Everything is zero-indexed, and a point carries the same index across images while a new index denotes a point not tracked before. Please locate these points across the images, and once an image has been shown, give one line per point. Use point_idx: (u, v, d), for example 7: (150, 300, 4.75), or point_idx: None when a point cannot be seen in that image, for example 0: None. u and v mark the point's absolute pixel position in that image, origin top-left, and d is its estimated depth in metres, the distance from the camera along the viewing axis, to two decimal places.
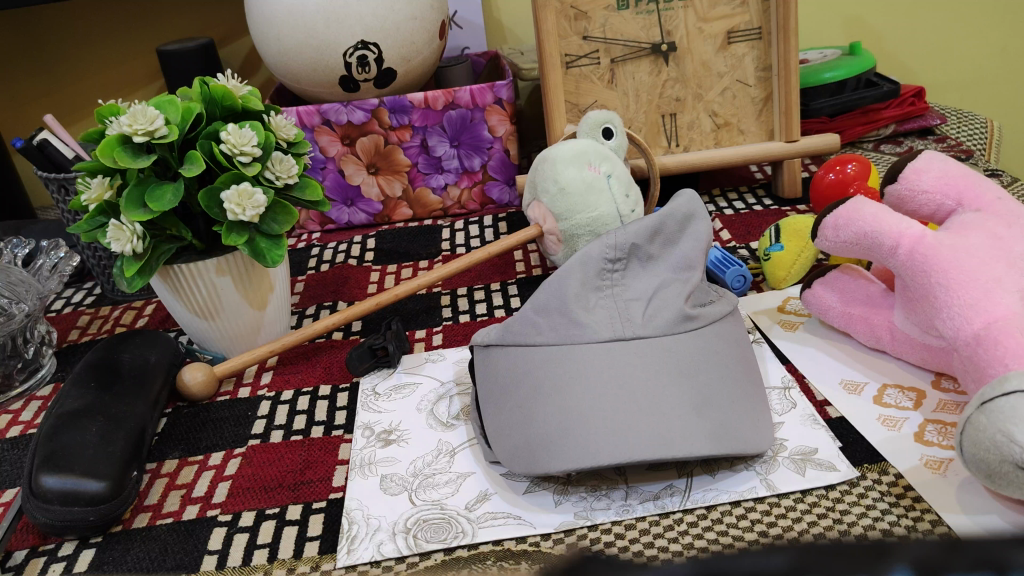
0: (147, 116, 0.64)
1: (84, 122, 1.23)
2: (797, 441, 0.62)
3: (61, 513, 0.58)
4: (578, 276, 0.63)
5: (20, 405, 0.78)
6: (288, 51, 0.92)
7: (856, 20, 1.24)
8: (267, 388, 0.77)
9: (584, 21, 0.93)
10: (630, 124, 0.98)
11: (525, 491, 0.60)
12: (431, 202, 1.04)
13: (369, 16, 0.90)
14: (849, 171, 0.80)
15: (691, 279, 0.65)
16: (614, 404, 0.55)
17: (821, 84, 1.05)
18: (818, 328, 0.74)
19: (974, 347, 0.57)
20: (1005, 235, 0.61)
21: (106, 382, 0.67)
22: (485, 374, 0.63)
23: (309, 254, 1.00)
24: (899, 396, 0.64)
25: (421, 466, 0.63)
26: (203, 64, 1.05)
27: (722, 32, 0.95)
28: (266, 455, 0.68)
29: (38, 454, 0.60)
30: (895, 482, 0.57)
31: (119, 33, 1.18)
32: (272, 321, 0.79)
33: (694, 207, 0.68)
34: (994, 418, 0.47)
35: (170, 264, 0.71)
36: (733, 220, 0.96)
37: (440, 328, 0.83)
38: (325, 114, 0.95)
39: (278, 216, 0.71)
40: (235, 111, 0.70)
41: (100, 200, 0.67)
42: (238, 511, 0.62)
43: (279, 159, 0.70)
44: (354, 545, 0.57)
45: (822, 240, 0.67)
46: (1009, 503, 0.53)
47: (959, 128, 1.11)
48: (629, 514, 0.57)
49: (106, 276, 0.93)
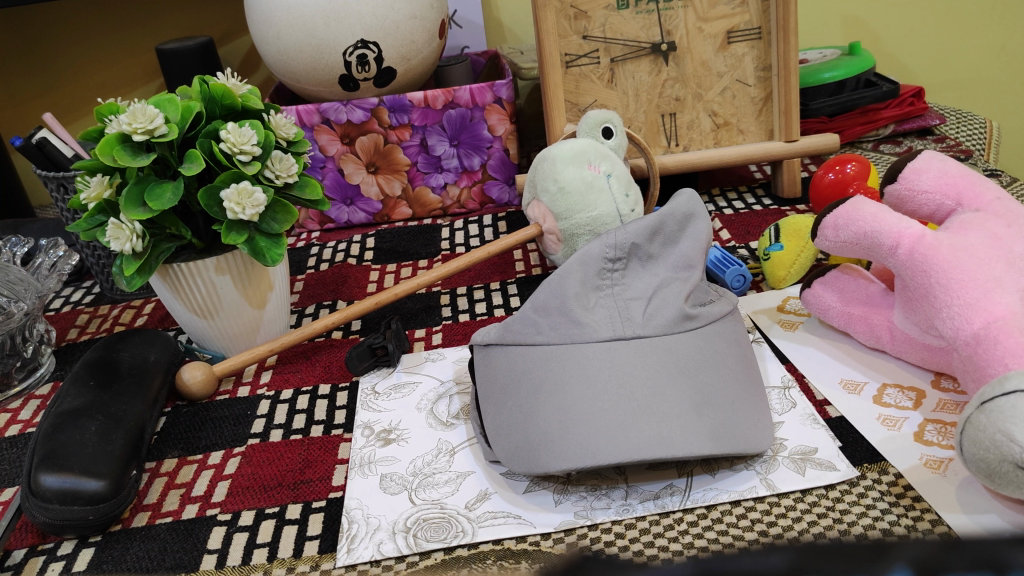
0: (147, 115, 0.63)
1: (83, 121, 1.23)
2: (797, 440, 0.62)
3: (60, 512, 0.58)
4: (577, 275, 0.63)
5: (19, 403, 0.78)
6: (287, 49, 0.92)
7: (856, 20, 1.24)
8: (267, 387, 0.77)
9: (584, 21, 0.93)
10: (630, 124, 0.98)
11: (524, 490, 0.60)
12: (431, 201, 1.04)
13: (369, 15, 0.90)
14: (848, 171, 0.80)
15: (691, 279, 0.64)
16: (616, 403, 0.55)
17: (820, 84, 1.05)
18: (818, 328, 0.74)
19: (974, 346, 0.57)
20: (1005, 234, 0.61)
21: (105, 381, 0.67)
22: (485, 373, 0.63)
23: (309, 253, 1.00)
24: (898, 396, 0.64)
25: (421, 466, 0.63)
26: (202, 63, 1.05)
27: (722, 32, 0.95)
28: (266, 454, 0.68)
29: (38, 453, 0.60)
30: (895, 482, 0.57)
31: (118, 31, 1.17)
32: (272, 319, 0.79)
33: (694, 206, 0.67)
34: (994, 417, 0.47)
35: (169, 262, 0.71)
36: (732, 220, 0.96)
37: (439, 327, 0.83)
38: (324, 113, 0.95)
39: (277, 214, 0.71)
40: (235, 110, 0.70)
41: (99, 198, 0.67)
42: (237, 511, 0.62)
43: (279, 158, 0.70)
44: (353, 545, 0.57)
45: (822, 239, 0.67)
46: (1009, 502, 0.53)
47: (958, 128, 1.11)
48: (629, 513, 0.57)
49: (105, 275, 0.93)
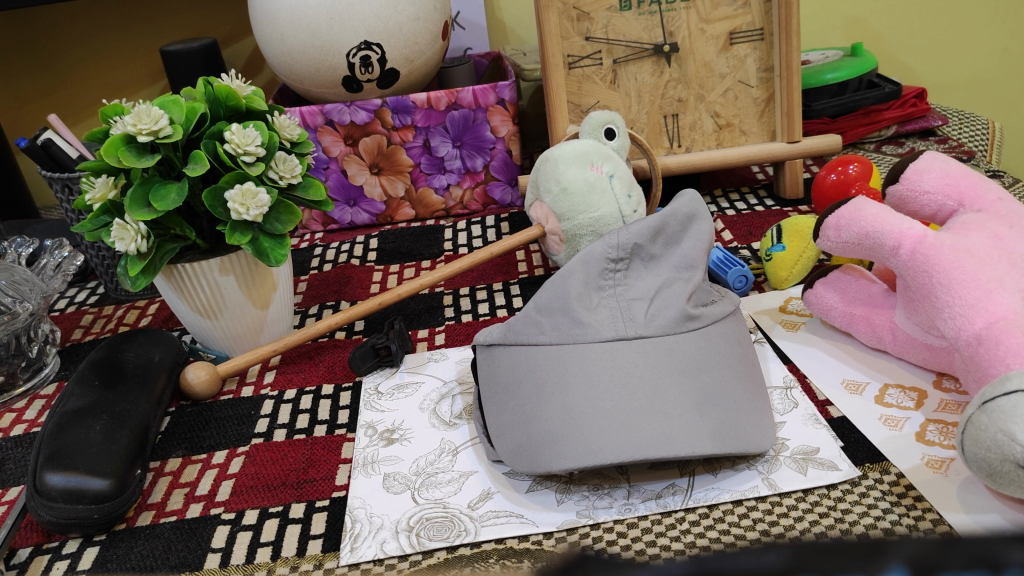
0: (152, 116, 0.64)
1: (88, 121, 1.23)
2: (799, 440, 0.62)
3: (65, 511, 0.58)
4: (580, 275, 0.63)
5: (24, 403, 0.78)
6: (291, 51, 0.92)
7: (859, 21, 1.24)
8: (270, 387, 0.77)
9: (586, 22, 0.94)
10: (633, 125, 0.98)
11: (527, 490, 0.60)
12: (433, 202, 1.04)
13: (372, 16, 0.90)
14: (850, 172, 0.80)
15: (693, 279, 0.64)
16: (617, 402, 0.56)
17: (822, 85, 1.06)
18: (820, 328, 0.75)
19: (975, 347, 0.57)
20: (1006, 235, 0.61)
21: (110, 381, 0.67)
22: (488, 373, 0.63)
23: (312, 254, 1.00)
24: (900, 396, 0.64)
25: (423, 465, 0.64)
26: (205, 64, 1.05)
27: (724, 33, 0.95)
28: (269, 454, 0.68)
29: (44, 452, 0.61)
30: (897, 482, 0.57)
31: (122, 31, 1.18)
32: (275, 320, 0.80)
33: (697, 207, 0.67)
34: (995, 417, 0.47)
35: (174, 263, 0.71)
36: (735, 221, 0.97)
37: (442, 328, 0.83)
38: (327, 114, 0.96)
39: (281, 215, 0.71)
40: (240, 111, 0.71)
41: (104, 198, 0.67)
42: (241, 510, 0.62)
43: (283, 159, 0.70)
44: (356, 544, 0.57)
45: (823, 240, 0.67)
46: (1009, 502, 0.54)
47: (961, 129, 1.11)
48: (631, 512, 0.57)
49: (110, 275, 0.94)
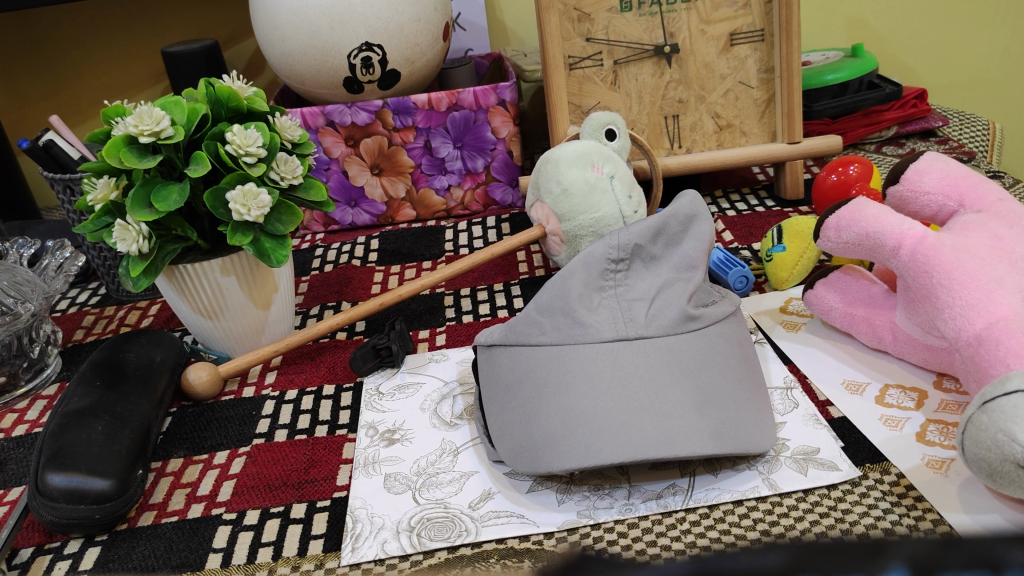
0: (153, 117, 0.64)
1: (90, 122, 1.23)
2: (799, 440, 0.62)
3: (67, 511, 0.58)
4: (581, 276, 0.63)
5: (25, 404, 0.79)
6: (292, 52, 0.92)
7: (859, 22, 1.24)
8: (271, 387, 0.77)
9: (587, 23, 0.94)
10: (634, 125, 0.98)
11: (527, 490, 0.60)
12: (434, 203, 1.04)
13: (373, 18, 0.90)
14: (851, 172, 0.80)
15: (694, 279, 0.65)
16: (618, 402, 0.56)
17: (823, 86, 1.06)
18: (820, 329, 0.75)
19: (975, 347, 0.57)
20: (1007, 235, 0.61)
21: (112, 381, 0.68)
22: (489, 373, 0.64)
23: (313, 255, 1.00)
24: (900, 396, 0.65)
25: (424, 465, 0.64)
26: (206, 65, 1.05)
27: (724, 34, 0.95)
28: (271, 454, 0.68)
29: (45, 452, 0.61)
30: (897, 482, 0.57)
31: (124, 32, 1.18)
32: (276, 320, 0.80)
33: (697, 208, 0.67)
34: (995, 417, 0.47)
35: (175, 263, 0.72)
36: (735, 221, 0.97)
37: (443, 328, 0.83)
38: (328, 115, 0.96)
39: (282, 216, 0.71)
40: (241, 111, 0.71)
41: (105, 200, 0.67)
42: (243, 510, 0.63)
43: (284, 159, 0.71)
44: (357, 543, 0.57)
45: (824, 241, 0.67)
46: (1009, 502, 0.54)
47: (961, 129, 1.11)
48: (632, 512, 0.57)
49: (112, 276, 0.94)
